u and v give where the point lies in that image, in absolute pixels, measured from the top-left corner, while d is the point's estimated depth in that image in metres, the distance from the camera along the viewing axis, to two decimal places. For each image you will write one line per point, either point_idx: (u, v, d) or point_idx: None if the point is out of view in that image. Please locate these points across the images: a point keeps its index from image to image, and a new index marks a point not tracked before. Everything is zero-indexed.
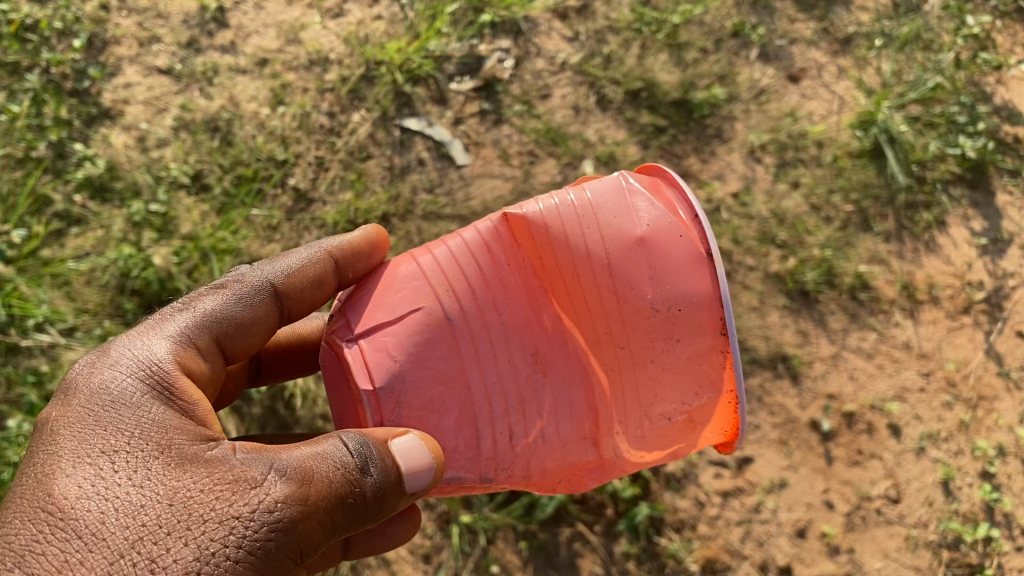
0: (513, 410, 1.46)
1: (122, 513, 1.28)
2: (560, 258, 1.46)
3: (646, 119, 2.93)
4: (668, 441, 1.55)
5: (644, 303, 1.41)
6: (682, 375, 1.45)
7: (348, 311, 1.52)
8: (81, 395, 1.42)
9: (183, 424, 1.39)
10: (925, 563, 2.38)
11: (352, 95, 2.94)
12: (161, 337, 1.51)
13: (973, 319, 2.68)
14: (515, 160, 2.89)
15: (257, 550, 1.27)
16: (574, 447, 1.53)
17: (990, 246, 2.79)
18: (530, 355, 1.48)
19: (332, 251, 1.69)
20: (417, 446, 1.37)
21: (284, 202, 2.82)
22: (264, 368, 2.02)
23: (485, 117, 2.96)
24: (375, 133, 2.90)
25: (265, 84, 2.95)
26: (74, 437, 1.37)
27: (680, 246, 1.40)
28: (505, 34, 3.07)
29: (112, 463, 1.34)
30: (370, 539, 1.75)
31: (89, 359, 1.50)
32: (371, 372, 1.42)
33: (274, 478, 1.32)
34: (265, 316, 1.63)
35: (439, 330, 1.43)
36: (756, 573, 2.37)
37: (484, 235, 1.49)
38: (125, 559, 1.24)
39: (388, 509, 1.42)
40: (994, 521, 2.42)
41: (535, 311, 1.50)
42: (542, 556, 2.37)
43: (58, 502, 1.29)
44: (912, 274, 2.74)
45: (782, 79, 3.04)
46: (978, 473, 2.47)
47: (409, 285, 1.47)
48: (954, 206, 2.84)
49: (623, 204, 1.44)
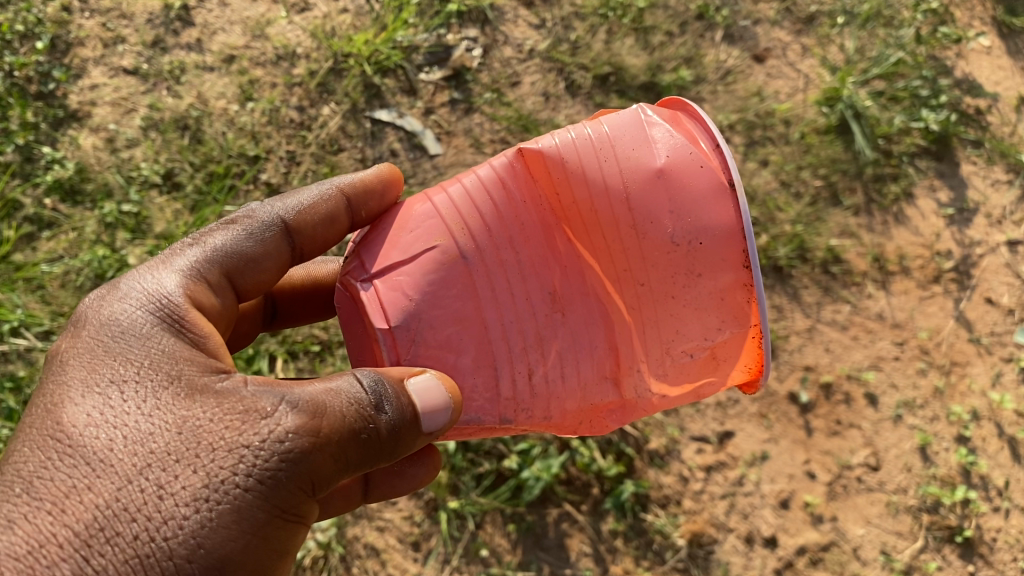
0: (532, 349, 1.30)
1: (128, 442, 1.19)
2: (576, 194, 1.31)
3: (615, 103, 2.95)
4: (694, 383, 1.39)
5: (665, 237, 1.27)
6: (706, 311, 1.30)
7: (362, 252, 1.37)
8: (90, 325, 1.33)
9: (193, 355, 1.29)
10: (906, 527, 2.42)
11: (321, 89, 2.95)
12: (170, 271, 1.41)
13: (943, 288, 2.73)
14: (488, 148, 2.91)
15: (268, 479, 1.19)
16: (598, 391, 1.37)
17: (957, 216, 2.84)
18: (548, 294, 1.32)
19: (344, 189, 1.57)
20: (432, 384, 1.23)
21: (257, 198, 2.80)
22: (280, 311, 1.92)
23: (456, 107, 2.97)
24: (345, 125, 2.90)
25: (233, 81, 2.95)
26: (82, 367, 1.28)
27: (701, 176, 1.25)
28: (472, 23, 3.11)
29: (120, 391, 1.24)
30: (389, 480, 1.66)
31: (100, 292, 1.40)
32: (387, 310, 1.27)
33: (286, 410, 1.22)
34: (276, 254, 1.52)
35: (453, 269, 1.28)
36: (742, 545, 2.39)
37: (499, 171, 1.32)
38: (133, 485, 1.16)
39: (405, 448, 1.31)
40: (972, 483, 2.46)
41: (553, 249, 1.34)
42: (530, 538, 2.38)
43: (65, 430, 1.21)
44: (882, 246, 2.79)
45: (748, 60, 3.08)
46: (953, 437, 2.52)
47: (423, 224, 1.32)
48: (920, 178, 2.90)
49: (643, 134, 1.29)
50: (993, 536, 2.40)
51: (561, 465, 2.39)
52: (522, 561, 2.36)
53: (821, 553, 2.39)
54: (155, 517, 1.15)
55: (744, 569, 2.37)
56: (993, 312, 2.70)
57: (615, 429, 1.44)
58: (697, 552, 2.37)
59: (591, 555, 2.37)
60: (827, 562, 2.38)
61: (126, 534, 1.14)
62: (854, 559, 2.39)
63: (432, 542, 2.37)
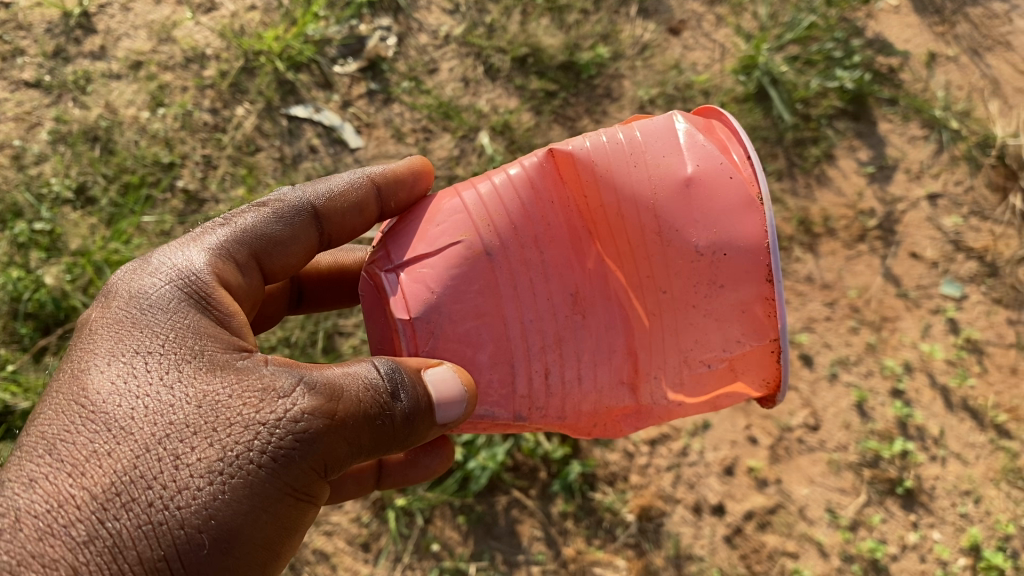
0: (550, 349, 1.34)
1: (147, 413, 1.23)
2: (604, 198, 1.35)
3: (535, 85, 2.92)
4: (710, 392, 1.41)
5: (689, 245, 1.29)
6: (726, 322, 1.32)
7: (389, 243, 1.42)
8: (119, 297, 1.37)
9: (218, 333, 1.34)
10: (849, 484, 2.45)
11: (233, 89, 2.88)
12: (201, 248, 1.46)
13: (868, 246, 2.78)
14: (410, 138, 2.87)
15: (280, 457, 1.23)
16: (611, 395, 1.39)
17: (878, 174, 2.89)
18: (570, 295, 1.35)
19: (374, 178, 1.62)
20: (449, 375, 1.28)
21: (175, 206, 2.73)
22: (306, 296, 1.94)
23: (374, 98, 2.92)
24: (261, 125, 2.84)
25: (141, 87, 2.87)
26: (111, 336, 1.32)
27: (729, 188, 1.28)
28: (385, 12, 3.06)
29: (145, 362, 1.28)
30: (403, 470, 1.77)
31: (129, 266, 1.44)
32: (408, 302, 1.32)
33: (302, 391, 1.27)
34: (304, 237, 1.57)
35: (476, 265, 1.31)
36: (690, 515, 2.40)
37: (529, 170, 1.36)
38: (150, 454, 1.20)
39: (416, 438, 1.35)
40: (908, 434, 2.51)
41: (576, 252, 1.37)
42: (481, 528, 2.37)
43: (90, 396, 1.25)
44: (807, 209, 2.83)
45: (664, 33, 3.08)
46: (888, 391, 2.57)
47: (450, 218, 1.35)
48: (839, 139, 2.94)
49: (675, 143, 1.33)
50: (932, 484, 2.45)
51: (506, 452, 2.39)
52: (474, 551, 2.35)
53: (768, 516, 2.40)
54: (170, 486, 1.19)
55: (694, 539, 2.38)
56: (919, 266, 2.75)
57: (629, 431, 1.47)
58: (647, 525, 2.38)
59: (542, 538, 2.37)
60: (774, 524, 2.40)
61: (141, 500, 1.17)
62: (801, 520, 2.41)
63: (383, 541, 2.36)
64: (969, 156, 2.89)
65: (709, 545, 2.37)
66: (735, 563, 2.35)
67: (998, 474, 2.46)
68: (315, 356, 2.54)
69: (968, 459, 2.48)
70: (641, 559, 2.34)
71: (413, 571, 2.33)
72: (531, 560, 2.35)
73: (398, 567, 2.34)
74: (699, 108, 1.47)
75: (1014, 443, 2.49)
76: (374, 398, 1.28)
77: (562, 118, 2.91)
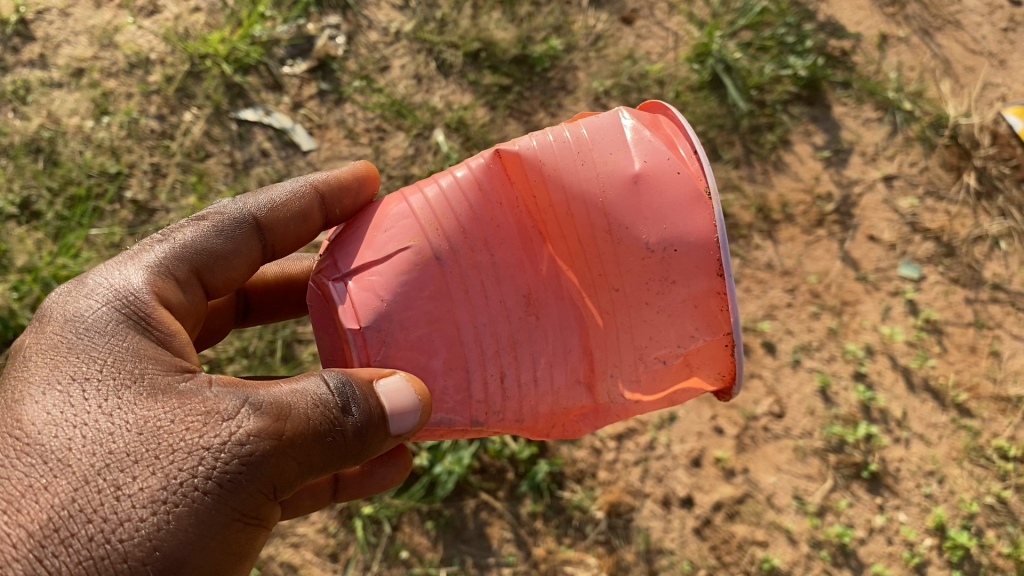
0: (505, 352, 1.30)
1: (84, 444, 1.19)
2: (553, 197, 1.32)
3: (489, 80, 2.89)
4: (666, 386, 1.40)
5: (640, 243, 1.27)
6: (680, 317, 1.31)
7: (335, 251, 1.37)
8: (54, 322, 1.33)
9: (159, 354, 1.29)
10: (816, 470, 2.46)
11: (179, 94, 2.81)
12: (139, 266, 1.39)
13: (827, 230, 2.79)
14: (363, 138, 2.82)
15: (227, 482, 1.20)
16: (569, 396, 1.37)
17: (834, 158, 2.89)
18: (523, 298, 1.31)
19: (319, 186, 1.56)
20: (402, 384, 1.24)
21: (125, 217, 2.67)
22: (253, 308, 1.89)
23: (325, 98, 2.88)
24: (209, 130, 2.78)
25: (85, 96, 2.80)
26: (47, 364, 1.27)
27: (677, 184, 1.27)
28: (333, 10, 3.01)
29: (83, 390, 1.24)
30: (359, 481, 1.72)
31: (66, 287, 1.39)
32: (358, 311, 1.28)
33: (248, 413, 1.23)
34: (247, 250, 1.50)
35: (426, 270, 1.28)
36: (659, 509, 2.40)
37: (475, 172, 1.33)
38: (90, 486, 1.16)
39: (371, 450, 1.32)
40: (872, 418, 2.52)
41: (528, 253, 1.34)
42: (451, 532, 2.36)
43: (25, 428, 1.21)
44: (765, 195, 2.83)
45: (616, 23, 3.06)
46: (851, 375, 2.58)
47: (398, 223, 1.32)
48: (795, 124, 2.94)
49: (621, 139, 1.31)
50: (897, 466, 2.47)
51: (473, 455, 2.38)
52: (444, 556, 2.33)
53: (737, 506, 2.41)
54: (111, 518, 1.15)
55: (664, 533, 2.37)
56: (877, 249, 2.76)
57: (588, 430, 1.45)
58: (617, 521, 2.37)
59: (512, 540, 2.35)
60: (743, 513, 2.40)
61: (81, 534, 1.14)
62: (769, 508, 2.41)
63: (351, 551, 2.33)
64: (923, 137, 2.91)
65: (679, 539, 2.37)
66: (706, 555, 2.35)
67: (961, 453, 2.48)
68: (274, 366, 2.50)
69: (931, 439, 2.50)
70: (612, 555, 2.33)
71: None
72: (502, 563, 2.33)
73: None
74: (644, 104, 1.46)
75: (975, 421, 2.52)
76: (324, 411, 1.25)
77: (517, 112, 2.88)
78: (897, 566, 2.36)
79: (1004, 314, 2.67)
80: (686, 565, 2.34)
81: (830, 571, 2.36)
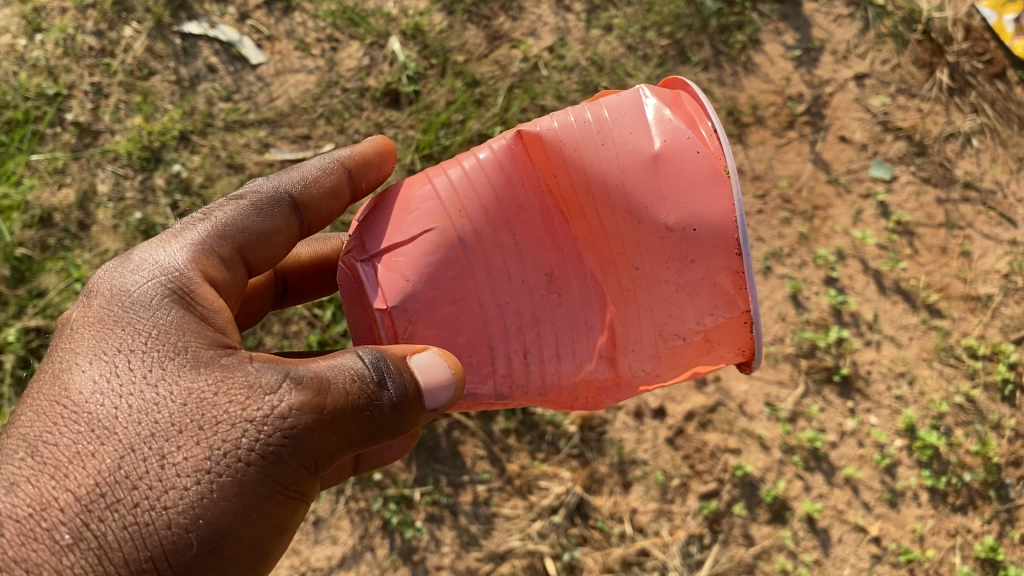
0: (527, 328, 1.28)
1: (130, 414, 1.14)
2: (573, 175, 1.26)
3: None
4: (689, 364, 1.34)
5: (657, 222, 1.22)
6: (698, 295, 1.25)
7: (362, 231, 1.33)
8: (101, 295, 1.27)
9: (202, 328, 1.22)
10: (787, 376, 2.46)
11: (117, 8, 2.64)
12: (181, 245, 1.32)
13: (798, 133, 2.72)
14: (315, 50, 2.69)
15: (269, 455, 1.15)
16: (591, 369, 1.33)
17: (804, 57, 2.81)
18: (545, 275, 1.28)
19: (345, 162, 1.55)
20: (435, 356, 1.21)
21: (67, 140, 2.55)
22: (290, 289, 1.80)
23: (273, 8, 2.72)
24: (152, 45, 2.63)
25: (14, 11, 2.65)
26: (93, 334, 1.22)
27: (698, 163, 1.20)
28: None
29: (128, 360, 1.18)
30: (376, 455, 1.67)
31: (109, 264, 1.32)
32: (385, 292, 1.25)
33: (289, 386, 1.17)
34: (286, 229, 1.44)
35: (449, 251, 1.24)
36: (632, 422, 2.39)
37: (497, 153, 1.27)
38: (135, 454, 1.12)
39: (409, 425, 1.26)
40: (843, 321, 2.51)
41: (549, 231, 1.30)
42: (423, 452, 2.33)
43: (72, 396, 1.16)
44: (735, 98, 2.75)
45: None
46: (822, 280, 2.56)
47: (422, 205, 1.27)
48: (765, 23, 2.83)
49: (642, 119, 1.24)
50: (868, 369, 2.47)
51: None
52: (418, 476, 2.30)
53: (709, 415, 2.39)
54: (155, 486, 1.11)
55: (637, 444, 2.37)
56: (849, 150, 2.71)
57: (611, 404, 1.40)
58: (589, 435, 2.36)
59: (485, 457, 2.33)
60: (715, 422, 2.39)
61: (126, 500, 1.10)
62: (740, 416, 2.41)
63: None
64: (895, 32, 2.82)
65: (652, 449, 2.37)
66: (678, 465, 2.35)
67: (931, 354, 2.48)
68: None
69: (902, 341, 2.50)
70: (585, 468, 2.33)
71: (356, 502, 2.29)
72: (476, 480, 2.32)
73: (340, 499, 2.29)
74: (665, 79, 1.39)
75: (944, 322, 2.51)
76: (362, 386, 1.19)
77: (477, 17, 2.74)
78: (867, 468, 2.37)
79: (975, 214, 2.64)
80: (658, 475, 2.34)
81: (802, 476, 2.36)
